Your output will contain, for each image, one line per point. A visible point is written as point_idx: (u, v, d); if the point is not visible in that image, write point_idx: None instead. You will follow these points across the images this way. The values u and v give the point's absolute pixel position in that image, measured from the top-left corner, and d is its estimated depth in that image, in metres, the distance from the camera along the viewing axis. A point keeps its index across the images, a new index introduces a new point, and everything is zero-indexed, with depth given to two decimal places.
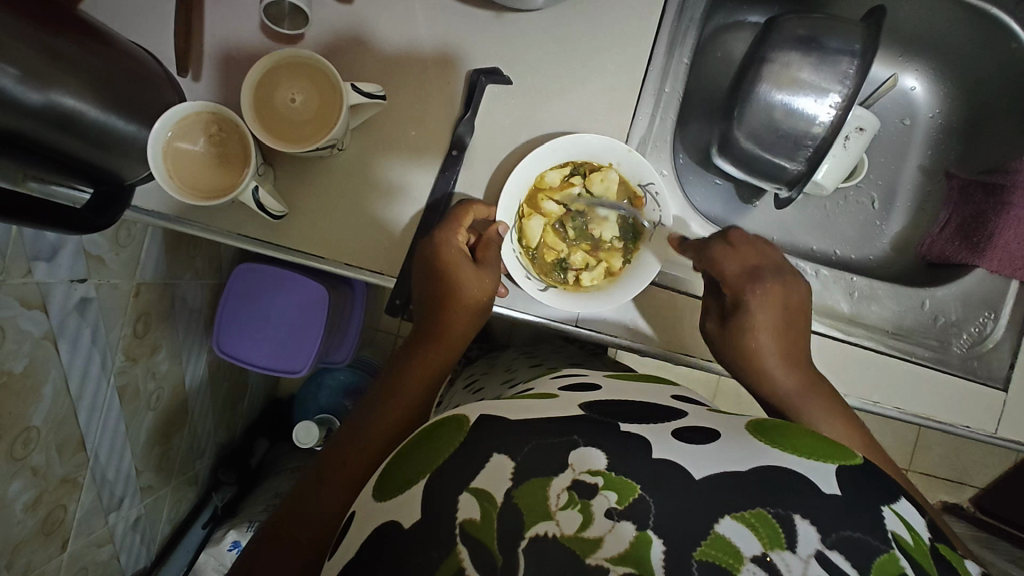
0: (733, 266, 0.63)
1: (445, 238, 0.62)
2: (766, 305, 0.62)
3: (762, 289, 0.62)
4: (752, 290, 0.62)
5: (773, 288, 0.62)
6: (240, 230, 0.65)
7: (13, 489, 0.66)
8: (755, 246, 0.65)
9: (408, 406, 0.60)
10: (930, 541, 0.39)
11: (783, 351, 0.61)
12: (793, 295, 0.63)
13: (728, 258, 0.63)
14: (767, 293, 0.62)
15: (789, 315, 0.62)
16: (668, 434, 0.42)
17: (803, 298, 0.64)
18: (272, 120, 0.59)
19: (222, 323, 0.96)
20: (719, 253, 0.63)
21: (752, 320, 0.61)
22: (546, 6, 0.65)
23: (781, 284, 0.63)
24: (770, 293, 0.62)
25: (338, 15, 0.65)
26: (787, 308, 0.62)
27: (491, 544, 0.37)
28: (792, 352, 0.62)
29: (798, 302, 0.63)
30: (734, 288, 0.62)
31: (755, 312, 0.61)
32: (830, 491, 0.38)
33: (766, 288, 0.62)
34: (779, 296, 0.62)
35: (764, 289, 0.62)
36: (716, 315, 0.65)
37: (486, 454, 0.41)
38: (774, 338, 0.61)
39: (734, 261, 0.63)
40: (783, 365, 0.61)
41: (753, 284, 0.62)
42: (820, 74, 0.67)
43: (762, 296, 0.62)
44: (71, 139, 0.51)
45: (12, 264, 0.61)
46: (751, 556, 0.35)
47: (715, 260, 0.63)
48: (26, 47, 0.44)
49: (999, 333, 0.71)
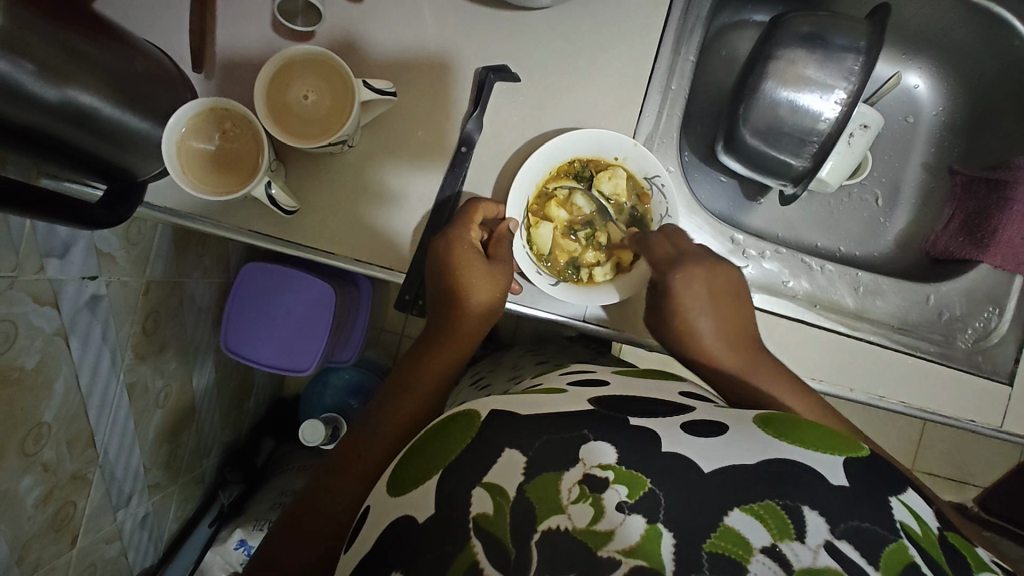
0: (661, 251, 0.64)
1: (457, 236, 0.62)
2: (691, 291, 0.61)
3: (685, 274, 0.61)
4: (673, 276, 0.62)
5: (699, 270, 0.62)
6: (252, 226, 0.66)
7: (24, 485, 0.66)
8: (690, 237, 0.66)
9: (419, 401, 0.60)
10: (938, 531, 0.40)
11: (721, 332, 0.60)
12: (720, 278, 0.62)
13: (659, 246, 0.65)
14: (692, 275, 0.61)
15: (720, 297, 0.61)
16: (677, 428, 0.43)
17: (734, 283, 0.63)
18: (285, 117, 0.60)
19: (231, 322, 0.97)
20: (651, 240, 0.66)
21: (680, 307, 0.61)
22: (554, 5, 0.66)
23: (708, 265, 0.62)
24: (693, 275, 0.61)
25: (347, 14, 0.66)
26: (713, 288, 0.61)
27: (504, 537, 0.37)
28: (731, 334, 0.60)
29: (728, 283, 0.62)
30: (659, 275, 0.63)
31: (680, 297, 0.61)
32: (839, 482, 0.39)
33: (691, 271, 0.61)
34: (705, 277, 0.61)
35: (686, 275, 0.61)
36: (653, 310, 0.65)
37: (498, 447, 0.42)
38: (709, 319, 0.60)
39: (661, 248, 0.65)
40: (724, 349, 0.59)
41: (673, 269, 0.62)
42: (825, 70, 0.68)
43: (686, 277, 0.61)
44: (85, 135, 0.51)
45: (26, 260, 0.61)
46: (761, 547, 0.35)
47: (648, 246, 0.66)
48: (47, 45, 0.45)
49: (1004, 328, 0.72)
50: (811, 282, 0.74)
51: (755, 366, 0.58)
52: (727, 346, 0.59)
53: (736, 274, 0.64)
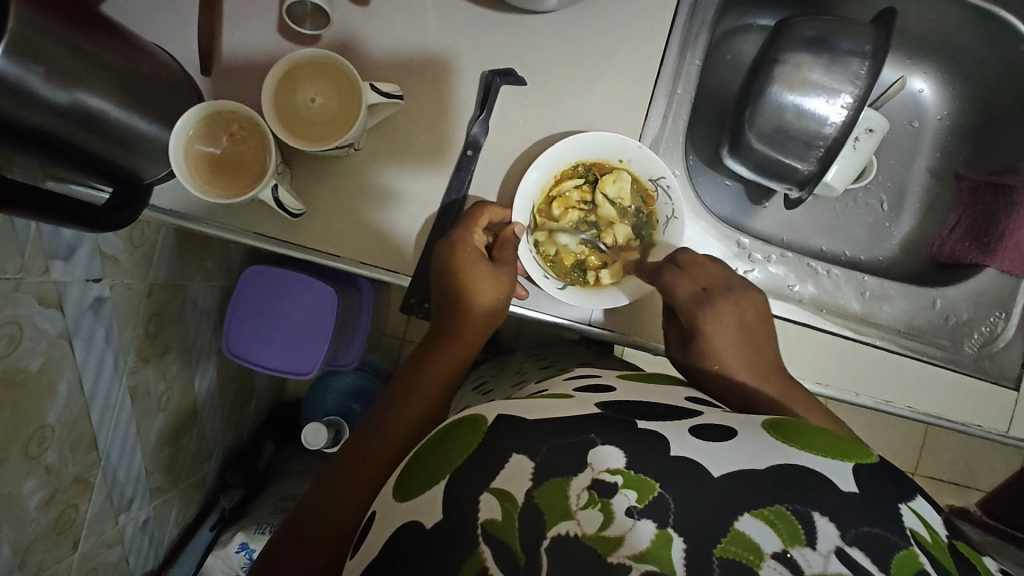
0: (686, 292, 0.62)
1: (461, 238, 0.62)
2: (722, 327, 0.61)
3: (715, 311, 0.62)
4: (705, 315, 0.62)
5: (725, 307, 0.62)
6: (257, 228, 0.66)
7: (27, 487, 0.66)
8: (705, 266, 0.65)
9: (421, 406, 0.60)
10: (947, 538, 0.39)
11: (749, 365, 0.60)
12: (746, 309, 0.63)
13: (683, 286, 0.63)
14: (721, 312, 0.62)
15: (746, 328, 0.62)
16: (685, 432, 0.42)
17: (757, 311, 0.64)
18: (291, 121, 0.60)
19: (233, 325, 0.96)
20: (670, 278, 0.63)
21: (713, 346, 0.61)
22: (560, 8, 0.66)
23: (734, 300, 0.63)
24: (723, 311, 0.62)
25: (353, 16, 0.66)
26: (741, 323, 0.62)
27: (513, 543, 0.37)
28: (759, 363, 0.61)
29: (753, 313, 0.63)
30: (690, 315, 0.62)
31: (712, 334, 0.61)
32: (847, 488, 0.38)
33: (719, 308, 0.62)
34: (731, 313, 0.62)
35: (716, 312, 0.62)
36: (678, 341, 0.64)
37: (505, 451, 0.41)
38: (739, 355, 0.61)
39: (685, 286, 0.63)
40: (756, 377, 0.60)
41: (705, 308, 0.62)
42: (831, 75, 0.68)
43: (716, 316, 0.61)
44: (92, 137, 0.51)
45: (31, 262, 0.61)
46: (772, 553, 0.35)
47: (670, 286, 0.63)
48: (57, 47, 0.45)
49: (1011, 332, 0.71)
50: (817, 285, 0.74)
51: (786, 394, 0.59)
52: (757, 375, 0.60)
53: (757, 303, 0.64)
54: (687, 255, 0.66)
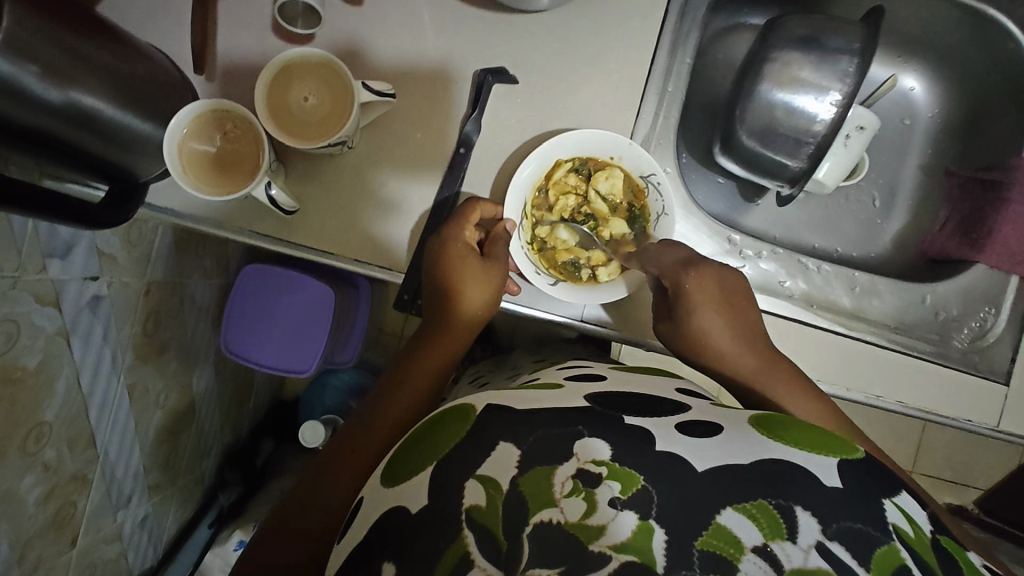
0: (668, 258, 0.63)
1: (452, 233, 0.63)
2: (703, 290, 0.61)
3: (696, 275, 0.61)
4: (687, 276, 0.61)
5: (707, 273, 0.62)
6: (252, 226, 0.66)
7: (25, 484, 0.67)
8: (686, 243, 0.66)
9: (411, 401, 0.61)
10: (931, 534, 0.40)
11: (735, 334, 0.60)
12: (728, 277, 0.63)
13: (665, 254, 0.64)
14: (704, 276, 0.61)
15: (729, 297, 0.62)
16: (672, 427, 0.43)
17: (740, 286, 0.63)
18: (282, 118, 0.60)
19: (230, 323, 0.97)
20: (655, 250, 0.65)
21: (696, 310, 0.60)
22: (551, 8, 0.66)
23: (714, 269, 0.62)
24: (705, 274, 0.61)
25: (347, 17, 0.67)
26: (723, 291, 0.62)
27: (496, 527, 0.37)
28: (744, 332, 0.61)
29: (735, 282, 0.63)
30: (670, 280, 0.62)
31: (695, 300, 0.60)
32: (831, 483, 0.39)
33: (701, 273, 0.61)
34: (713, 280, 0.61)
35: (699, 275, 0.61)
36: (664, 314, 0.64)
37: (493, 442, 0.42)
38: (723, 321, 0.60)
39: (669, 256, 0.63)
40: (739, 346, 0.60)
41: (687, 271, 0.61)
42: (820, 72, 0.68)
43: (698, 278, 0.61)
44: (87, 136, 0.52)
45: (29, 260, 0.62)
46: (752, 547, 0.36)
47: (653, 256, 0.64)
48: (51, 46, 0.46)
49: (1000, 327, 0.72)
50: (808, 281, 0.74)
51: (772, 365, 0.60)
52: (741, 344, 0.60)
53: (741, 281, 0.64)
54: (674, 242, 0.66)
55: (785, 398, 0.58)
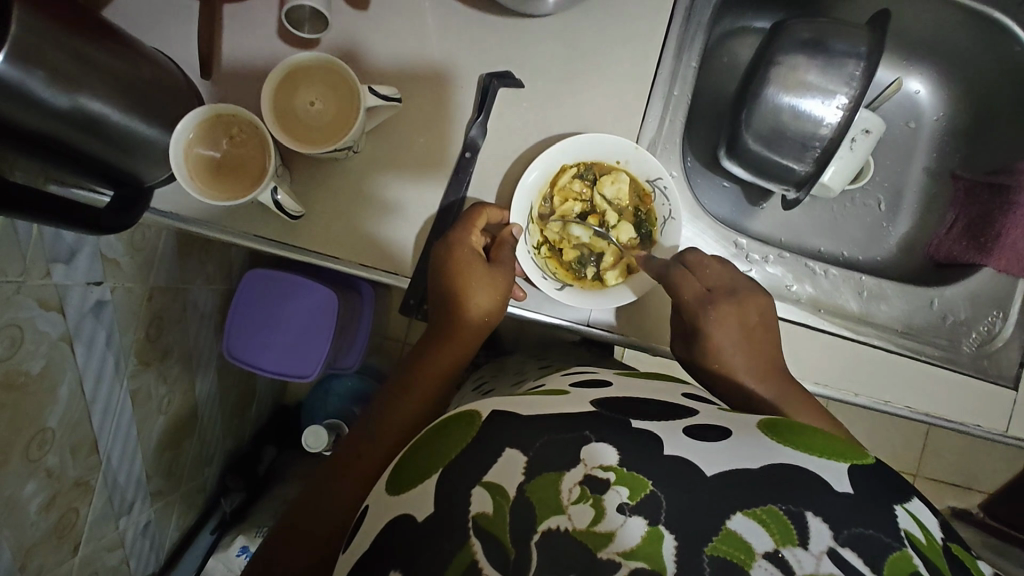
0: (691, 291, 0.62)
1: (460, 238, 0.63)
2: (724, 327, 0.62)
3: (718, 313, 0.62)
4: (707, 315, 0.62)
5: (729, 310, 0.63)
6: (258, 231, 0.66)
7: (27, 491, 0.66)
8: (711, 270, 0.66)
9: (416, 408, 0.61)
10: (942, 540, 0.39)
11: (752, 366, 0.61)
12: (752, 310, 0.64)
13: (687, 283, 0.63)
14: (726, 312, 0.62)
15: (750, 330, 0.63)
16: (680, 431, 0.42)
17: (762, 317, 0.64)
18: (289, 123, 0.60)
19: (233, 328, 0.97)
20: (676, 278, 0.63)
21: (715, 344, 0.61)
22: (556, 12, 0.66)
23: (735, 303, 0.63)
24: (726, 312, 0.62)
25: (352, 21, 0.67)
26: (744, 325, 0.63)
27: (503, 537, 0.37)
28: (761, 364, 0.62)
29: (760, 314, 0.64)
30: (692, 314, 0.62)
31: (713, 336, 0.61)
32: (842, 489, 0.38)
33: (722, 309, 0.62)
34: (734, 316, 0.63)
35: (719, 313, 0.62)
36: (681, 340, 0.65)
37: (500, 447, 0.41)
38: (742, 355, 0.62)
39: (693, 287, 0.63)
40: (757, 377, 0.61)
41: (708, 309, 0.62)
42: (826, 76, 0.68)
43: (719, 315, 0.62)
44: (93, 140, 0.52)
45: (33, 265, 0.62)
46: (763, 552, 0.35)
47: (675, 284, 0.63)
48: (58, 50, 0.46)
49: (1009, 331, 0.71)
50: (815, 286, 0.74)
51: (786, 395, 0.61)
52: (758, 377, 0.61)
53: (765, 311, 0.64)
54: (696, 256, 0.66)
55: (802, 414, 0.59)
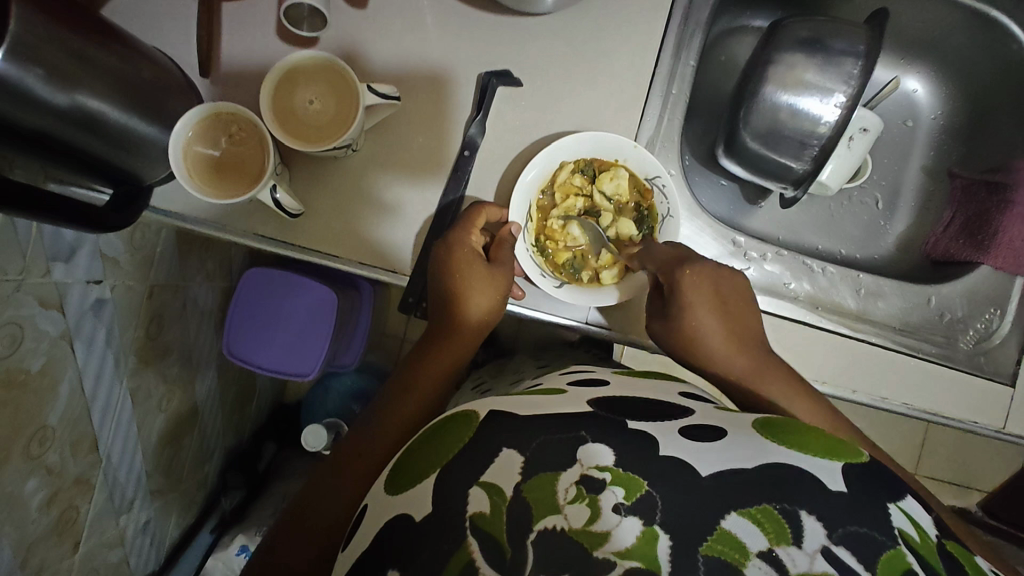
0: (665, 254, 0.63)
1: (459, 239, 0.63)
2: (699, 291, 0.61)
3: (692, 274, 0.61)
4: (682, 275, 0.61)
5: (704, 273, 0.61)
6: (258, 230, 0.66)
7: (28, 487, 0.66)
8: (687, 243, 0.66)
9: (417, 406, 0.61)
10: (936, 538, 0.39)
11: (727, 333, 0.61)
12: (728, 278, 0.63)
13: (664, 251, 0.63)
14: (701, 274, 0.61)
15: (724, 298, 0.62)
16: (675, 431, 0.43)
17: (739, 285, 0.63)
18: (288, 122, 0.60)
19: (233, 327, 0.97)
20: (653, 247, 0.64)
21: (688, 307, 0.60)
22: (555, 11, 0.67)
23: (711, 267, 0.62)
24: (703, 274, 0.61)
25: (351, 20, 0.67)
26: (719, 290, 0.62)
27: (500, 536, 0.37)
28: (737, 333, 0.61)
29: (735, 284, 0.63)
30: (666, 275, 0.61)
31: (688, 299, 0.60)
32: (837, 488, 0.39)
33: (697, 271, 0.61)
34: (710, 279, 0.61)
35: (694, 275, 0.61)
36: (658, 312, 0.64)
37: (497, 447, 0.42)
38: (717, 320, 0.61)
39: (666, 252, 0.63)
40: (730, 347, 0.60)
41: (682, 269, 0.61)
42: (824, 74, 0.69)
43: (694, 277, 0.61)
44: (92, 139, 0.52)
45: (32, 263, 0.62)
46: (757, 552, 0.36)
47: (652, 253, 0.64)
48: (57, 49, 0.46)
49: (1005, 329, 0.72)
50: (813, 284, 0.74)
51: (762, 366, 0.60)
52: (732, 344, 0.60)
53: (741, 279, 0.64)
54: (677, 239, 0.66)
55: (776, 389, 0.59)
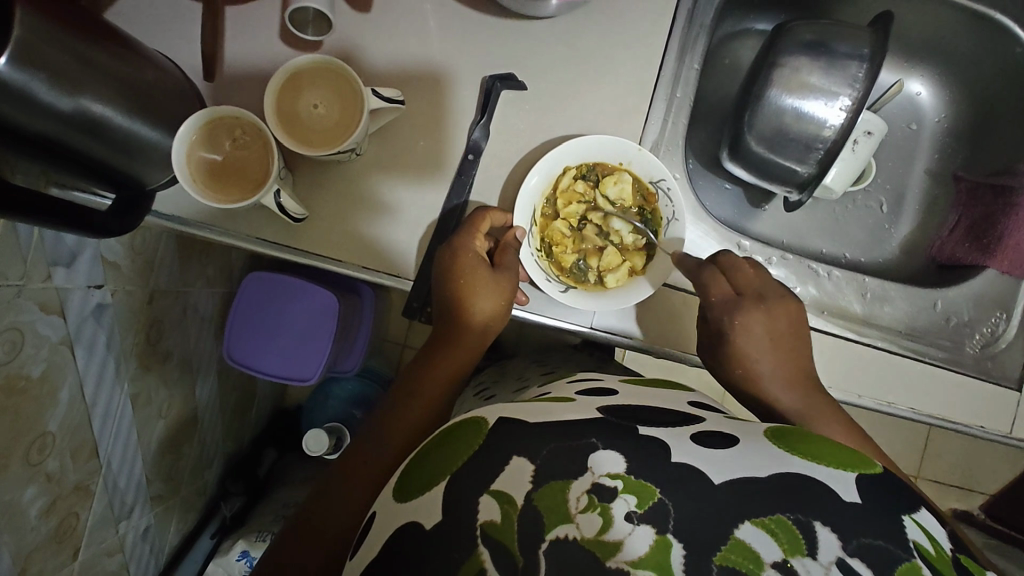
0: (718, 292, 0.63)
1: (463, 243, 0.62)
2: (751, 331, 0.62)
3: (744, 317, 0.62)
4: (733, 318, 0.62)
5: (757, 314, 0.62)
6: (261, 235, 0.66)
7: (28, 495, 0.66)
8: (744, 273, 0.65)
9: (422, 412, 0.60)
10: (952, 553, 0.39)
11: (778, 372, 0.62)
12: (782, 319, 0.63)
13: (717, 284, 0.63)
14: (752, 315, 0.62)
15: (778, 336, 0.62)
16: (686, 438, 0.42)
17: (795, 319, 0.64)
18: (294, 126, 0.60)
19: (233, 332, 0.96)
20: (705, 278, 0.64)
21: (739, 348, 0.62)
22: (559, 14, 0.66)
23: (765, 306, 0.63)
24: (754, 317, 0.62)
25: (354, 24, 0.67)
26: (773, 328, 0.62)
27: (511, 545, 0.37)
28: (788, 370, 0.62)
29: (789, 324, 0.63)
30: (718, 316, 0.63)
31: (737, 340, 0.62)
32: (851, 499, 0.38)
33: (749, 312, 0.62)
34: (764, 320, 0.62)
35: (745, 318, 0.62)
36: (707, 346, 0.65)
37: (506, 454, 0.41)
38: (769, 358, 0.62)
39: (719, 288, 0.63)
40: (783, 385, 0.61)
41: (732, 313, 0.62)
42: (829, 78, 0.68)
43: (746, 318, 0.62)
44: (96, 144, 0.52)
45: (33, 269, 0.61)
46: (771, 563, 0.35)
47: (703, 285, 0.64)
48: (61, 53, 0.46)
49: (1011, 333, 0.71)
50: (819, 288, 0.74)
51: (814, 402, 0.61)
52: (785, 381, 0.61)
53: (796, 311, 0.64)
54: (730, 258, 0.66)
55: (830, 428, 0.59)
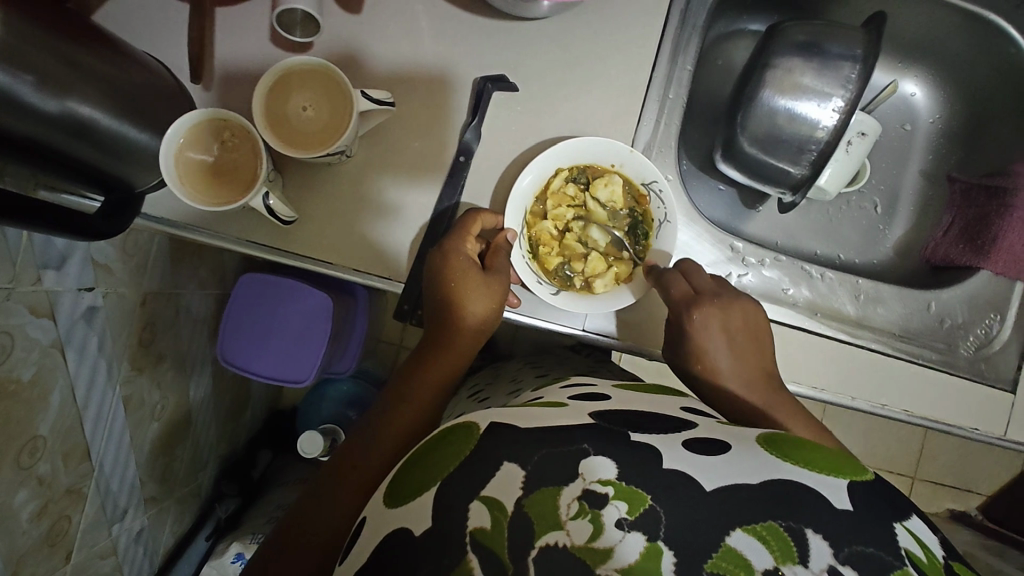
0: (676, 289, 0.64)
1: (454, 246, 0.62)
2: (709, 328, 0.62)
3: (702, 313, 0.62)
4: (690, 314, 0.62)
5: (714, 311, 0.62)
6: (252, 237, 0.66)
7: (19, 499, 0.65)
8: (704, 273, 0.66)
9: (413, 415, 0.60)
10: (944, 559, 0.39)
11: (737, 370, 0.61)
12: (737, 314, 0.63)
13: (676, 283, 0.64)
14: (709, 312, 0.62)
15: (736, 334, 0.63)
16: (678, 444, 0.42)
17: (754, 318, 0.64)
18: (281, 128, 0.60)
19: (228, 334, 0.96)
20: (666, 277, 0.65)
21: (698, 345, 0.62)
22: (551, 15, 0.66)
23: (723, 303, 0.63)
24: (709, 314, 0.62)
25: (345, 26, 0.67)
26: (730, 326, 0.63)
27: (501, 552, 0.36)
28: (748, 369, 0.62)
29: (745, 319, 0.63)
30: (676, 312, 0.63)
31: (696, 337, 0.62)
32: (843, 506, 0.38)
33: (707, 309, 0.62)
34: (721, 317, 0.62)
35: (703, 315, 0.62)
36: (670, 346, 0.65)
37: (496, 460, 0.41)
38: (728, 356, 0.62)
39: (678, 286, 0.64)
40: (743, 384, 0.61)
41: (690, 308, 0.62)
42: (822, 79, 0.68)
43: (704, 315, 0.62)
44: (83, 146, 0.51)
45: (22, 272, 0.61)
46: (762, 570, 0.35)
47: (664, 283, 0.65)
48: (46, 56, 0.45)
49: (1005, 335, 0.71)
50: (812, 290, 0.73)
51: (774, 402, 0.60)
52: (743, 380, 0.61)
53: (755, 311, 0.64)
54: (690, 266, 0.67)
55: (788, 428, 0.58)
